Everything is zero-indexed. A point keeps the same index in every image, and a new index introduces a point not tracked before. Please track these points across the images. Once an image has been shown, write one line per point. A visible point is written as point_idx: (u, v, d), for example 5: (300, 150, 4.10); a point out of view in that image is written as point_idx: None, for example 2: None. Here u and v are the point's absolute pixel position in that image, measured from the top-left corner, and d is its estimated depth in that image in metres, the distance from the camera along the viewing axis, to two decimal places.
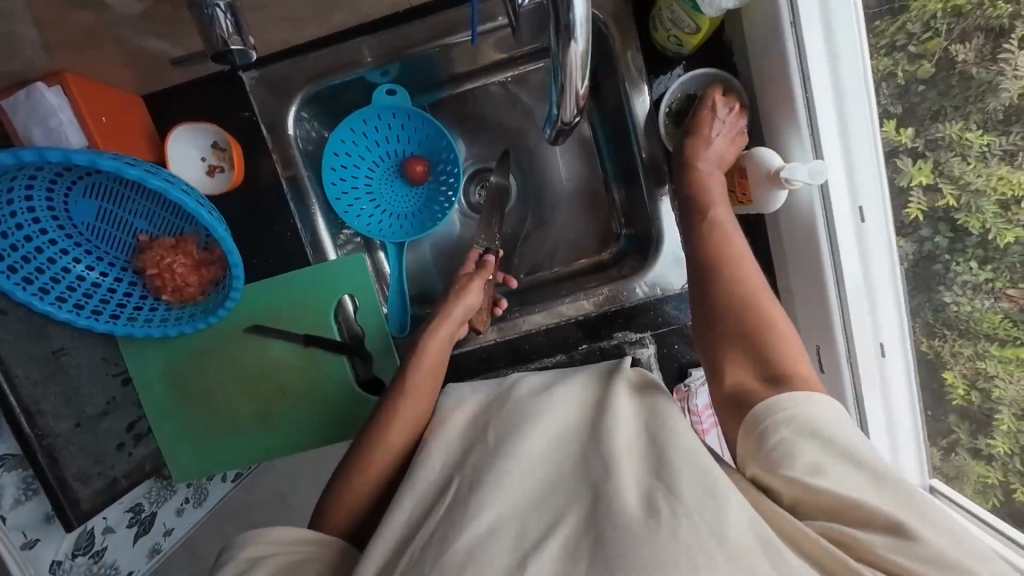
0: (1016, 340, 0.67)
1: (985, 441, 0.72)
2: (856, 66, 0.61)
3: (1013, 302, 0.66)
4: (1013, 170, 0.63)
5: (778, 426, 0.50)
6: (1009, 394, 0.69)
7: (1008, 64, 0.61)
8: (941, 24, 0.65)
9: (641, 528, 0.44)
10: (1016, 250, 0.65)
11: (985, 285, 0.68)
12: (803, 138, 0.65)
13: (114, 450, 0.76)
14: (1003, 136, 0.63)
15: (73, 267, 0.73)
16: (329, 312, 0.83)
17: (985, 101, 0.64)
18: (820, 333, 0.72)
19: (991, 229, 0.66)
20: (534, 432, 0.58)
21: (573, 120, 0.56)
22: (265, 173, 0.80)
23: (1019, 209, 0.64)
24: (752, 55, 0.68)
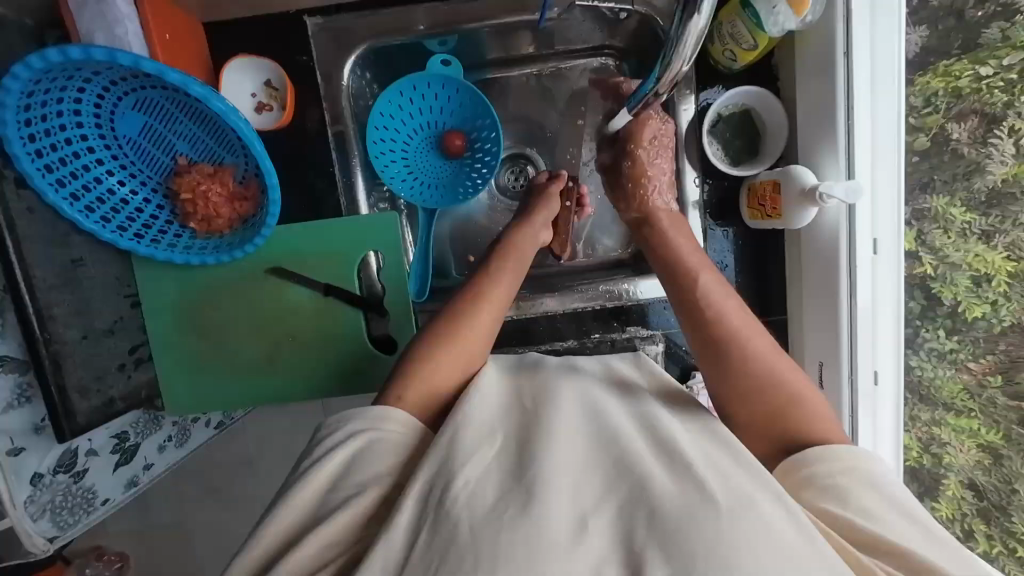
0: (970, 412, 0.74)
1: (930, 503, 0.76)
2: (891, 108, 0.66)
3: (971, 374, 0.73)
4: (988, 250, 0.69)
5: (823, 466, 0.49)
6: (958, 461, 0.75)
7: (996, 149, 0.67)
8: (941, 102, 0.70)
9: (708, 517, 0.42)
10: (981, 326, 0.72)
11: (948, 355, 0.74)
12: (840, 159, 0.68)
13: (115, 370, 0.75)
14: (983, 217, 0.69)
15: (106, 179, 0.72)
16: (354, 269, 0.83)
17: (972, 180, 0.70)
18: (827, 351, 0.76)
19: (960, 301, 0.72)
20: (574, 412, 0.56)
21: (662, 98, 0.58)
22: (312, 121, 0.82)
23: (989, 286, 0.70)
24: (799, 79, 0.73)
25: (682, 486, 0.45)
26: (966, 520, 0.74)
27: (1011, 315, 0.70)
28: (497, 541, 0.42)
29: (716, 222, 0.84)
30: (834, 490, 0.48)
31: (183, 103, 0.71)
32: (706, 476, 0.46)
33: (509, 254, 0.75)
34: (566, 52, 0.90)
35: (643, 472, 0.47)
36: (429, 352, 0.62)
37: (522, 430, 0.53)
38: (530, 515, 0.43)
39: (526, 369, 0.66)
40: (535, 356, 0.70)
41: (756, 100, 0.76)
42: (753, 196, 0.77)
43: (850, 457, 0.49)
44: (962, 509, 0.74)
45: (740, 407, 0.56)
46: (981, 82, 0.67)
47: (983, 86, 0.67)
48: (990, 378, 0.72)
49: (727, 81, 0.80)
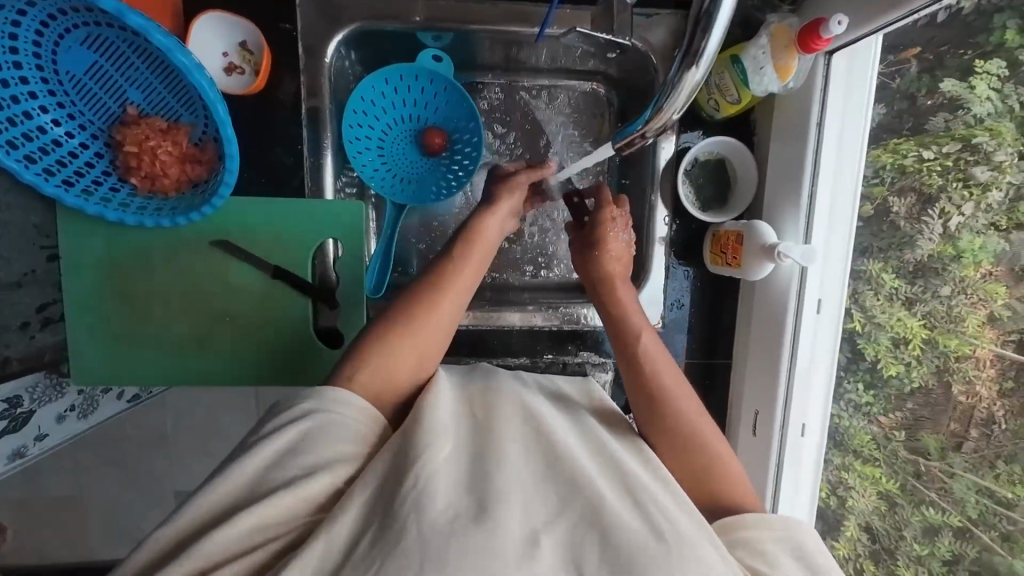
0: (874, 460, 0.74)
1: (830, 542, 0.79)
2: (850, 180, 0.71)
3: (881, 427, 0.73)
4: (909, 316, 0.68)
5: (757, 530, 0.51)
6: (858, 505, 0.76)
7: (927, 227, 0.66)
8: (887, 176, 0.69)
9: (654, 547, 0.43)
10: (896, 384, 0.71)
11: (864, 407, 0.75)
12: (798, 222, 0.72)
13: (16, 329, 0.68)
14: (910, 286, 0.69)
15: (37, 115, 0.65)
16: (308, 256, 0.78)
17: (903, 252, 0.69)
18: (761, 401, 0.80)
19: (880, 359, 0.72)
20: (526, 428, 0.55)
21: (646, 139, 0.58)
22: (286, 93, 0.77)
23: (906, 348, 0.69)
24: (772, 137, 0.76)
25: (631, 515, 0.45)
26: (860, 560, 0.76)
27: (920, 377, 0.69)
28: (448, 548, 0.41)
29: (679, 261, 0.86)
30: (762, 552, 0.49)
31: (140, 48, 0.65)
32: (654, 508, 0.46)
33: (471, 248, 0.69)
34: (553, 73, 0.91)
35: (596, 496, 0.47)
36: (389, 344, 0.60)
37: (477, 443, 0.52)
38: (484, 522, 0.43)
39: (478, 377, 0.65)
40: (487, 369, 0.67)
41: (730, 150, 0.79)
42: (717, 242, 0.79)
43: (782, 525, 0.51)
44: (856, 549, 0.76)
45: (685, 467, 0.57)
46: (923, 163, 0.66)
47: (924, 167, 0.66)
48: (896, 432, 0.72)
49: (709, 129, 0.82)
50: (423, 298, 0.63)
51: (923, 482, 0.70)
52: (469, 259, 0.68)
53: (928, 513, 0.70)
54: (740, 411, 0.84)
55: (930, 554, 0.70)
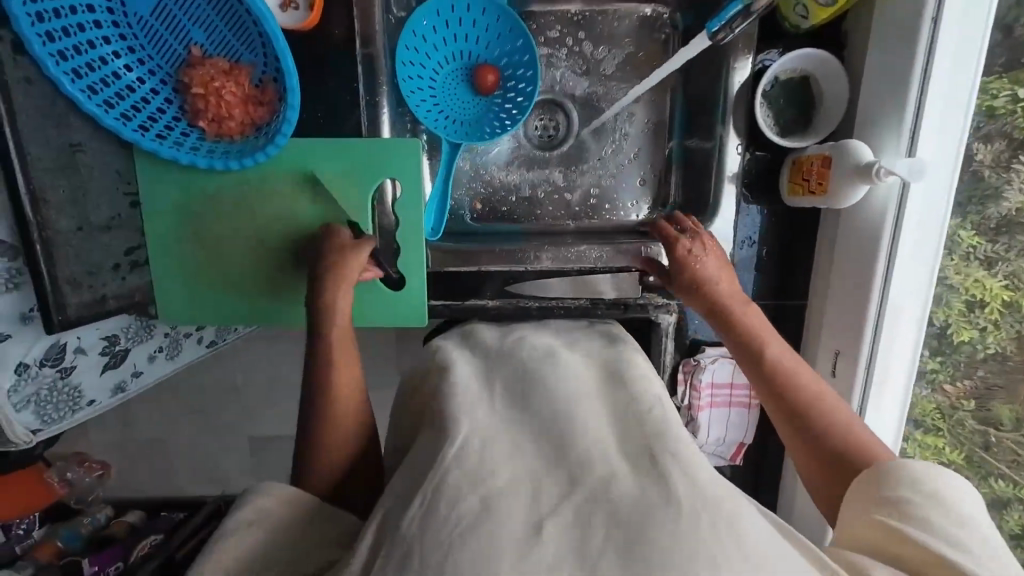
0: (937, 430, 0.85)
1: None
2: (965, 89, 0.62)
3: (945, 394, 0.84)
4: (988, 276, 0.76)
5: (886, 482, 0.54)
6: (914, 467, 0.85)
7: (1016, 175, 0.71)
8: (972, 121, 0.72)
9: (670, 522, 0.45)
10: (968, 350, 0.81)
11: (929, 372, 0.83)
12: (901, 138, 0.65)
13: (108, 268, 0.72)
14: (991, 242, 0.75)
15: (112, 61, 0.67)
16: (367, 196, 0.77)
17: (987, 205, 0.74)
18: (844, 340, 0.74)
19: (952, 324, 0.80)
20: (550, 408, 0.61)
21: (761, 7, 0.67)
22: (340, 27, 0.75)
23: (983, 312, 0.78)
24: (869, 49, 0.68)
25: (644, 474, 0.51)
26: None
27: (997, 343, 0.78)
28: (450, 545, 0.45)
29: (746, 201, 0.80)
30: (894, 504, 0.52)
31: None
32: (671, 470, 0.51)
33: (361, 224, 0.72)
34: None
35: (611, 467, 0.52)
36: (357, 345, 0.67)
37: (512, 429, 0.59)
38: (483, 525, 0.46)
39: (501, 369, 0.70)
40: (519, 345, 0.74)
41: (818, 64, 0.71)
42: (798, 170, 0.73)
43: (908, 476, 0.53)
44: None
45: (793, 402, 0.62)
46: (1016, 103, 0.69)
47: (1016, 108, 0.69)
48: (965, 401, 0.83)
49: (788, 42, 0.75)
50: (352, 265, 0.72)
51: (993, 453, 0.82)
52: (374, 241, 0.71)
53: (996, 485, 0.82)
54: (816, 354, 0.80)
55: (1002, 528, 0.82)
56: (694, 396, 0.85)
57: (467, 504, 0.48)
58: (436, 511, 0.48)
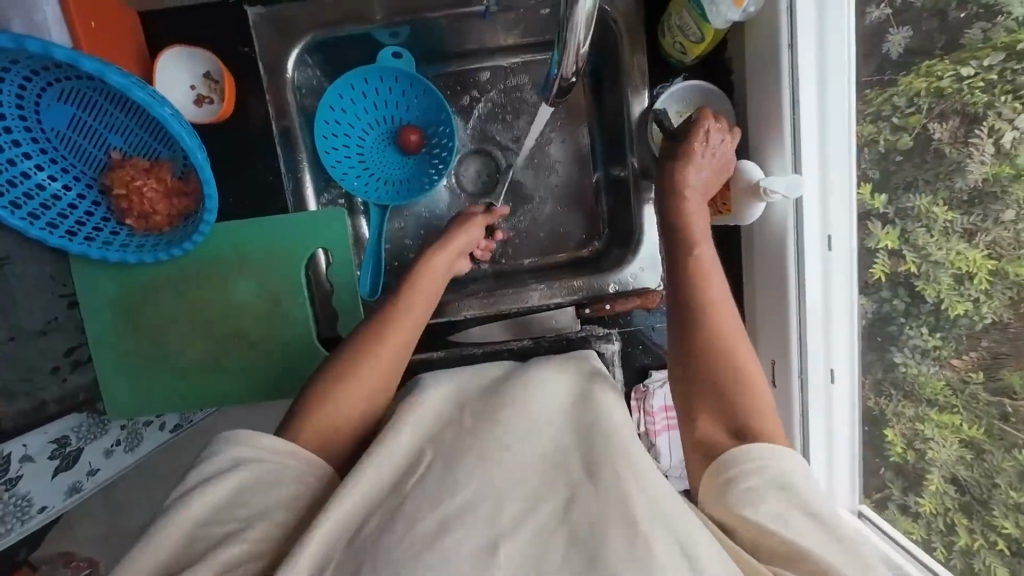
0: (954, 408, 0.68)
1: (914, 499, 0.72)
2: (844, 101, 0.68)
3: (955, 371, 0.67)
4: (970, 248, 0.63)
5: (749, 466, 0.50)
6: (941, 457, 0.69)
7: (976, 148, 0.62)
8: (924, 102, 0.65)
9: (624, 546, 0.45)
10: (965, 323, 0.65)
11: (932, 352, 0.69)
12: (785, 154, 0.68)
13: (47, 372, 0.72)
14: (965, 215, 0.64)
15: (35, 174, 0.69)
16: (302, 268, 0.80)
17: (953, 180, 0.64)
18: (777, 350, 0.75)
19: (944, 299, 0.67)
20: (513, 416, 0.59)
21: (572, 77, 0.62)
22: (256, 113, 0.79)
23: (971, 284, 0.64)
24: (747, 80, 0.73)
25: (601, 496, 0.49)
26: (949, 516, 0.68)
27: (993, 313, 0.63)
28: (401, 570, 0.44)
29: None
30: (750, 493, 0.49)
31: (110, 94, 0.68)
32: (630, 489, 0.49)
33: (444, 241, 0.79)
34: (521, 47, 0.88)
35: (570, 486, 0.51)
36: (370, 340, 0.65)
37: (472, 440, 0.56)
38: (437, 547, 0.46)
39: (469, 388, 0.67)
40: (478, 369, 0.71)
41: (707, 96, 0.76)
42: None
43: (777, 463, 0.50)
44: (944, 503, 0.69)
45: (709, 391, 0.56)
46: (963, 81, 0.62)
47: (964, 86, 0.62)
48: (973, 374, 0.65)
49: (678, 74, 0.79)
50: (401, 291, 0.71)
51: (1013, 424, 0.63)
52: (436, 256, 0.77)
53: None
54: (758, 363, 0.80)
55: None
56: (648, 420, 0.85)
57: (426, 522, 0.47)
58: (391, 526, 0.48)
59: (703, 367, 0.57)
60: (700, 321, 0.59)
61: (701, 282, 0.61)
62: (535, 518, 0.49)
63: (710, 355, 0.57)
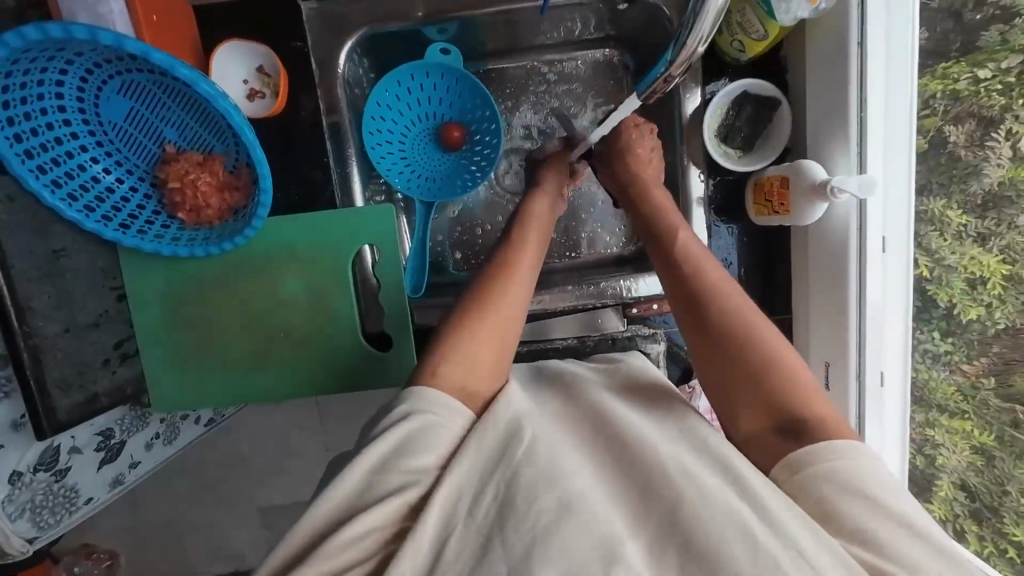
0: (962, 413, 0.78)
1: (925, 504, 0.80)
2: (906, 98, 0.66)
3: (965, 375, 0.77)
4: (984, 253, 0.72)
5: (818, 473, 0.48)
6: (951, 462, 0.79)
7: (993, 151, 0.69)
8: (940, 104, 0.71)
9: (746, 552, 0.41)
10: (977, 328, 0.74)
11: (943, 357, 0.77)
12: (850, 153, 0.67)
13: (98, 365, 0.72)
14: (979, 219, 0.71)
15: (90, 167, 0.69)
16: (348, 264, 0.80)
17: (968, 183, 0.71)
18: (833, 351, 0.74)
19: (957, 304, 0.74)
20: (595, 416, 0.56)
21: (671, 82, 0.60)
22: (306, 109, 0.79)
23: (985, 288, 0.73)
24: (808, 71, 0.71)
25: (711, 500, 0.44)
26: (958, 520, 0.78)
27: (1006, 319, 0.73)
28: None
29: (727, 225, 0.83)
30: (830, 503, 0.46)
31: (169, 87, 0.68)
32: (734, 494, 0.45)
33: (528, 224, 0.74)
34: (558, 46, 0.88)
35: (673, 490, 0.46)
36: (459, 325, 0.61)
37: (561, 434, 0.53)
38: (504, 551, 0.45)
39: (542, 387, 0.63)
40: (551, 367, 0.69)
41: (761, 91, 0.74)
42: (761, 191, 0.75)
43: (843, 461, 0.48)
44: (954, 510, 0.78)
45: (733, 362, 0.55)
46: (979, 84, 0.69)
47: (981, 88, 0.69)
48: (983, 379, 0.76)
49: (734, 72, 0.78)
50: (494, 287, 0.64)
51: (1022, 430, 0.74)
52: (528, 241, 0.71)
53: None
54: (807, 367, 0.79)
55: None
56: None
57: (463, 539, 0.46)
58: (513, 506, 0.45)
59: (719, 335, 0.57)
60: (707, 294, 0.60)
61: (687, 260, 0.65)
62: (648, 524, 0.45)
63: (704, 312, 0.59)
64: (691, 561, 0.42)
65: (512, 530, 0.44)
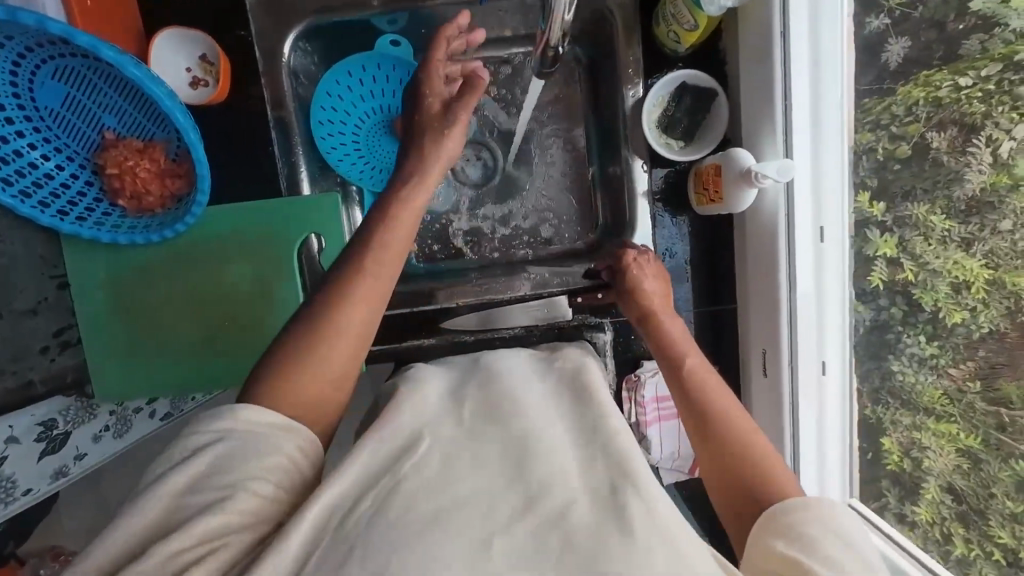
0: (951, 417, 0.67)
1: (910, 508, 0.71)
2: (835, 89, 0.68)
3: (953, 380, 0.66)
4: (967, 257, 0.63)
5: (797, 514, 0.47)
6: (936, 466, 0.68)
7: (974, 158, 0.62)
8: (923, 111, 0.65)
9: (620, 540, 0.41)
10: (962, 333, 0.65)
11: (929, 361, 0.68)
12: (776, 142, 0.70)
13: (36, 352, 0.72)
14: (962, 225, 0.63)
15: (28, 153, 0.69)
16: (292, 253, 0.80)
17: (951, 189, 0.64)
18: (767, 339, 0.76)
19: (941, 307, 0.66)
20: (507, 413, 0.55)
21: (558, 45, 0.66)
22: (251, 98, 0.80)
23: (968, 293, 0.64)
24: (739, 65, 0.74)
25: (605, 502, 0.45)
26: (946, 525, 0.67)
27: (990, 322, 0.63)
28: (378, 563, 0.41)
29: (672, 216, 0.84)
30: (802, 539, 0.45)
31: (105, 73, 0.69)
32: (630, 493, 0.45)
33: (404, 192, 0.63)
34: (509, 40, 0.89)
35: (569, 489, 0.46)
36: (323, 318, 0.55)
37: (475, 434, 0.53)
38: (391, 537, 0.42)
39: (476, 376, 0.63)
40: (481, 357, 0.68)
41: (697, 81, 0.76)
42: (700, 180, 0.77)
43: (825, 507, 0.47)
44: (941, 513, 0.68)
45: (712, 445, 0.55)
46: (960, 91, 0.62)
47: (962, 96, 0.62)
48: (970, 383, 0.65)
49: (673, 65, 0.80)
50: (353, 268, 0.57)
51: (1009, 434, 0.62)
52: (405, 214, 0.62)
53: (1019, 467, 0.62)
54: (749, 356, 0.81)
55: None
56: (639, 411, 0.84)
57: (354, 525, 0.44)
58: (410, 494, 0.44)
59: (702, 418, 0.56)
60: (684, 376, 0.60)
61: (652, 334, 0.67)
62: (536, 510, 0.44)
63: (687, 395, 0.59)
64: (569, 554, 0.41)
65: (401, 516, 0.43)
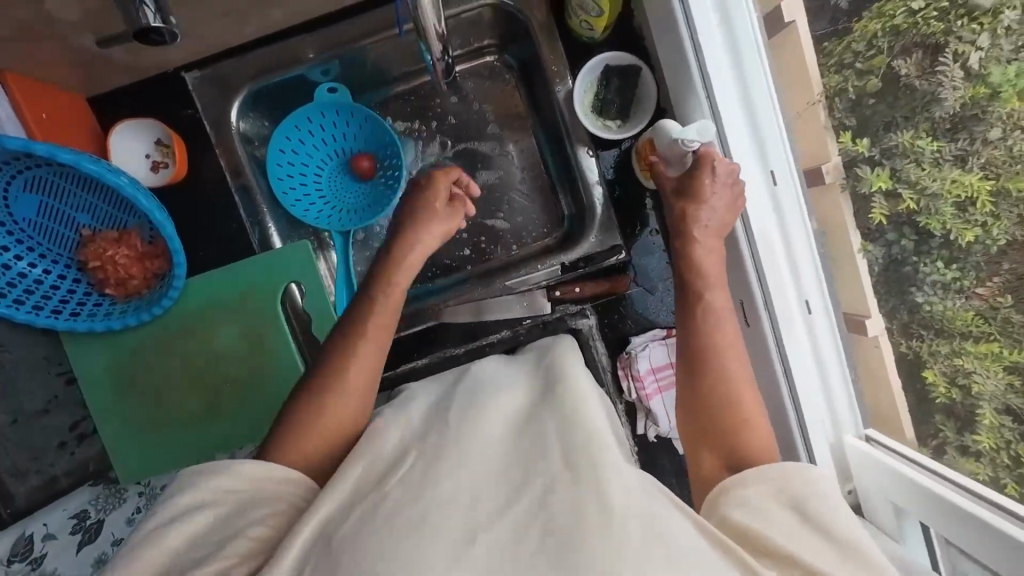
0: (989, 336, 0.65)
1: (971, 437, 0.65)
2: (750, 35, 0.69)
3: (984, 299, 0.65)
4: (965, 173, 0.64)
5: (756, 487, 0.51)
6: (988, 389, 0.65)
7: (946, 75, 0.63)
8: (883, 42, 0.67)
9: (599, 527, 0.43)
10: (979, 250, 0.65)
11: (954, 285, 0.67)
12: (701, 102, 0.73)
13: (54, 449, 0.75)
14: (952, 142, 0.64)
15: (16, 264, 0.74)
16: (273, 307, 0.83)
17: (932, 110, 0.65)
18: (742, 290, 0.77)
19: (952, 229, 0.66)
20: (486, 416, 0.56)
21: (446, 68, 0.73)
22: (206, 171, 0.85)
23: (975, 209, 0.64)
24: (656, 41, 0.79)
25: (582, 486, 0.47)
26: (1014, 448, 0.62)
27: (1005, 233, 0.64)
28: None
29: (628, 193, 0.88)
30: (759, 511, 0.49)
31: (71, 175, 0.74)
32: (608, 475, 0.47)
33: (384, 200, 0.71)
34: None
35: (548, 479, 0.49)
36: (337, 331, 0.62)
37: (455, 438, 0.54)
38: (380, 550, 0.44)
39: (462, 386, 0.65)
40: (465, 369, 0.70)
41: (616, 61, 0.81)
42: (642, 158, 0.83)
43: (793, 476, 0.51)
44: (1004, 437, 0.63)
45: (709, 413, 0.60)
46: (915, 15, 0.65)
47: (918, 19, 0.65)
48: (1001, 298, 0.64)
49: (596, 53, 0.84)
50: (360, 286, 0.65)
51: None
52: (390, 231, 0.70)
53: None
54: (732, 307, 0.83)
55: None
56: (638, 386, 0.86)
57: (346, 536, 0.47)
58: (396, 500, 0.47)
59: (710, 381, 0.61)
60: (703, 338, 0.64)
61: (690, 283, 0.69)
62: (518, 505, 0.46)
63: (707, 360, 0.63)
64: (549, 541, 0.43)
65: (386, 534, 0.44)
